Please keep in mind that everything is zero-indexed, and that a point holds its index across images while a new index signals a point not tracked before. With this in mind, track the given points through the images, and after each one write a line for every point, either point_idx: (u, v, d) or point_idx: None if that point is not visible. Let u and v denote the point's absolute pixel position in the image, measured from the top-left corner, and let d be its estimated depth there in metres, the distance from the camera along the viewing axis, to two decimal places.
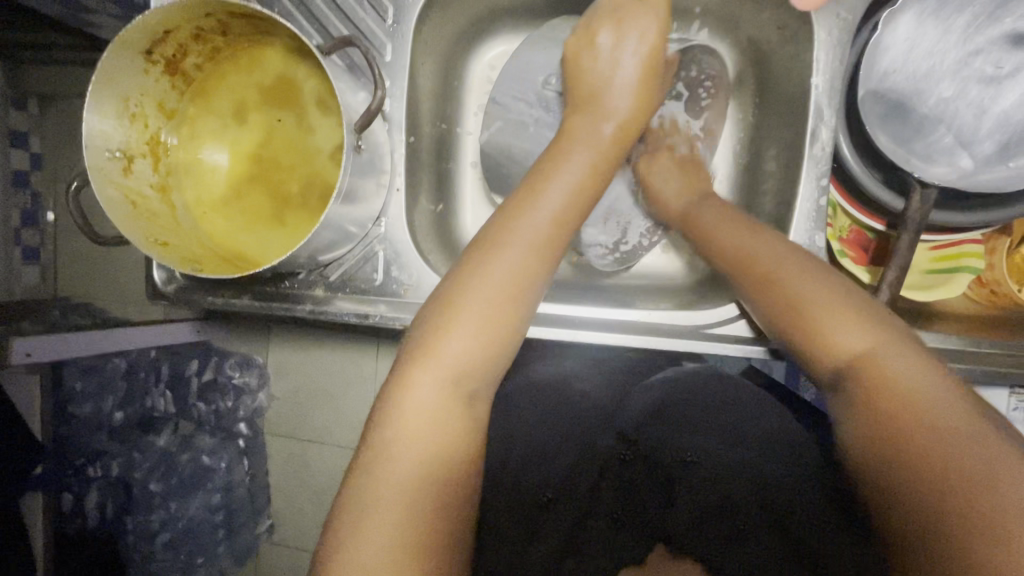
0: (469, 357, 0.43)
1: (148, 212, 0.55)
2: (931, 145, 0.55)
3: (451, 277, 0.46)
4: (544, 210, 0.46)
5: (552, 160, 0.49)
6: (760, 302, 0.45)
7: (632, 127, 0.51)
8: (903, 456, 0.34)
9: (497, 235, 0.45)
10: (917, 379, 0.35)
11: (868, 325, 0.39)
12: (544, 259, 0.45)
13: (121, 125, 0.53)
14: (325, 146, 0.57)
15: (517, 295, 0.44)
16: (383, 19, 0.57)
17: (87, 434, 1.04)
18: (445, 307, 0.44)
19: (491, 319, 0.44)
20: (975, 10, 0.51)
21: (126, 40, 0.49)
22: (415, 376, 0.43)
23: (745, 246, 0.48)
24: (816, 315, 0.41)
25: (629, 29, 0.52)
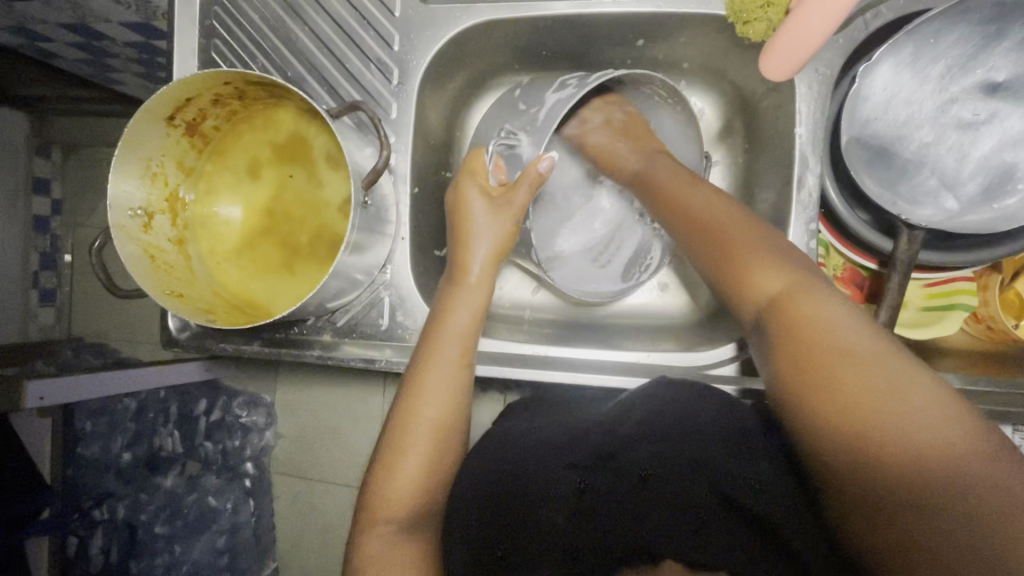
0: (414, 496, 0.51)
1: (166, 264, 0.57)
2: (916, 187, 0.57)
3: (388, 429, 0.54)
4: (450, 347, 0.54)
5: (449, 298, 0.56)
6: (700, 254, 0.50)
7: (505, 247, 0.58)
8: (880, 473, 0.33)
9: (417, 384, 0.53)
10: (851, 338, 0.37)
11: (787, 269, 0.43)
12: (458, 396, 0.54)
13: (142, 184, 0.56)
14: (334, 199, 0.60)
15: (444, 428, 0.53)
16: (389, 81, 0.61)
17: (96, 476, 1.04)
18: (390, 456, 0.52)
19: (432, 455, 0.52)
20: (948, 62, 0.53)
21: (150, 108, 0.52)
22: (375, 530, 0.49)
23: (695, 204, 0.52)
24: (740, 257, 0.45)
25: (470, 195, 0.57)
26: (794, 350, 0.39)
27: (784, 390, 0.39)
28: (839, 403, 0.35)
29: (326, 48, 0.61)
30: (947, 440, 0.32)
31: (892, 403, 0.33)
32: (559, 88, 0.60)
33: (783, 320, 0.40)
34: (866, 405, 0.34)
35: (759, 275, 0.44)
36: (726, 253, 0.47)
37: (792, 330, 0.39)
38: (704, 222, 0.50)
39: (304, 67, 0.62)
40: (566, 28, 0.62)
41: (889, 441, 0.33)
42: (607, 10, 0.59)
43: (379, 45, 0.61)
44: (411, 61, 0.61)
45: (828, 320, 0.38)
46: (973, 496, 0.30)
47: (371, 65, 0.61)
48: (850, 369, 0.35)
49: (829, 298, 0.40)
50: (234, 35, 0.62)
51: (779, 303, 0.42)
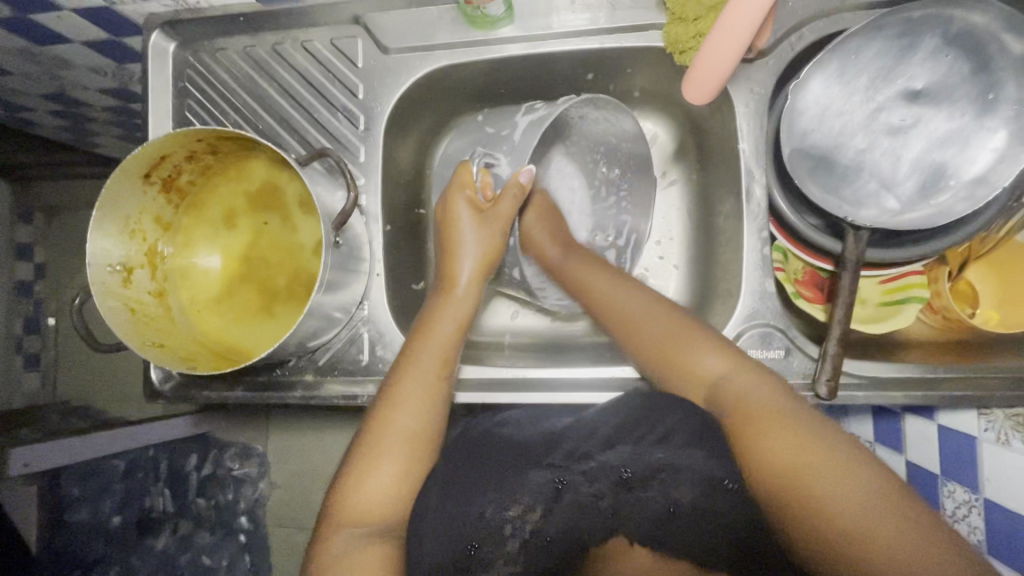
0: (390, 502, 0.50)
1: (146, 317, 0.59)
2: (857, 191, 0.60)
3: (360, 434, 0.54)
4: (431, 359, 0.56)
5: (433, 313, 0.59)
6: (623, 323, 0.59)
7: (492, 253, 0.63)
8: (811, 506, 0.40)
9: (397, 388, 0.55)
10: (762, 399, 0.47)
11: (726, 355, 0.52)
12: (437, 401, 0.55)
13: (121, 241, 0.58)
14: (310, 242, 0.63)
15: (425, 439, 0.53)
16: (355, 127, 0.64)
17: (82, 547, 0.98)
18: (361, 461, 0.51)
19: (411, 462, 0.51)
20: (870, 74, 0.58)
21: (126, 168, 0.55)
22: (337, 535, 0.49)
23: (624, 303, 0.60)
24: (679, 346, 0.54)
25: (457, 204, 0.63)
26: (737, 423, 0.46)
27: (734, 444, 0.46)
28: (786, 478, 0.42)
29: (294, 100, 0.65)
30: (875, 516, 0.38)
31: (829, 476, 0.40)
32: (528, 112, 0.65)
33: (728, 399, 0.48)
34: (812, 477, 0.41)
35: (702, 358, 0.52)
36: (668, 332, 0.55)
37: (734, 412, 0.47)
38: (630, 315, 0.59)
39: (274, 119, 0.65)
40: (518, 68, 0.66)
41: (804, 482, 0.41)
42: (555, 49, 0.63)
43: (344, 94, 0.64)
44: (376, 107, 0.64)
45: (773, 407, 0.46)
46: (855, 521, 0.38)
47: (338, 113, 0.64)
48: (775, 440, 0.43)
49: (756, 376, 0.49)
50: (206, 94, 0.66)
51: (718, 385, 0.50)
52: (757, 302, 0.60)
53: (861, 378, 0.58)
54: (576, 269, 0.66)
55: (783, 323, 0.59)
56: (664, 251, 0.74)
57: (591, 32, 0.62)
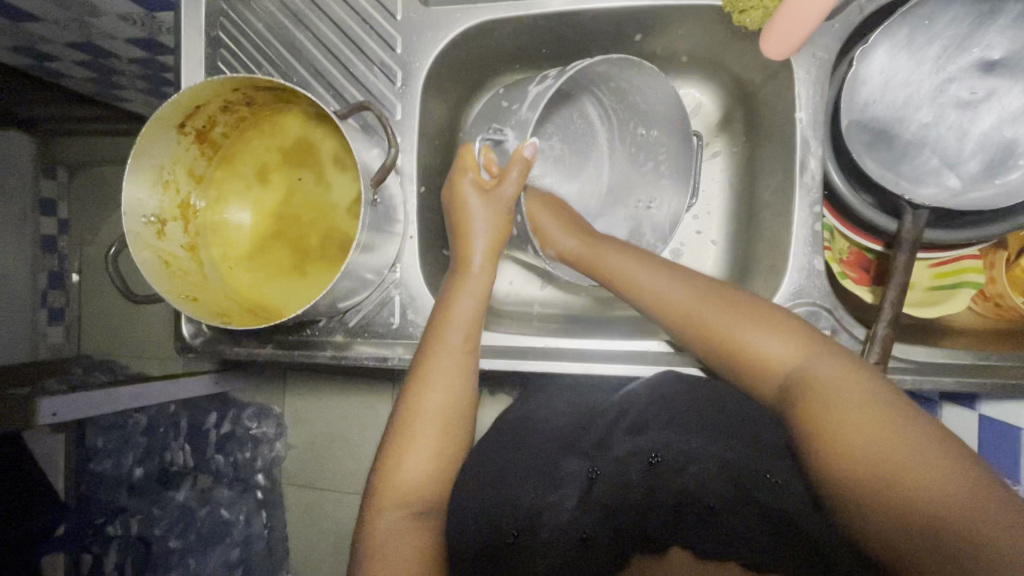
0: (428, 484, 0.50)
1: (179, 270, 0.58)
2: (916, 167, 0.57)
3: (392, 422, 0.53)
4: (456, 337, 0.54)
5: (452, 288, 0.57)
6: (668, 313, 0.53)
7: (506, 228, 0.59)
8: (898, 501, 0.36)
9: (423, 373, 0.53)
10: (836, 380, 0.42)
11: (787, 337, 0.46)
12: (464, 379, 0.53)
13: (155, 192, 0.57)
14: (343, 201, 0.61)
15: (453, 423, 0.52)
16: (392, 83, 0.62)
17: (110, 491, 1.05)
18: (393, 448, 0.51)
19: (442, 448, 0.52)
20: (943, 42, 0.54)
21: (162, 116, 0.53)
22: (382, 514, 0.49)
23: (663, 290, 0.53)
24: (732, 334, 0.48)
25: (462, 185, 0.58)
26: (809, 415, 0.41)
27: (812, 443, 0.41)
28: (881, 471, 0.37)
29: (330, 53, 0.62)
30: (968, 506, 0.34)
31: (912, 465, 0.36)
32: (540, 81, 0.60)
33: (806, 389, 0.43)
34: (902, 465, 0.36)
35: (762, 340, 0.47)
36: (716, 311, 0.50)
37: (804, 399, 0.42)
38: (680, 306, 0.52)
39: (309, 72, 0.63)
40: (563, 26, 0.63)
41: (891, 474, 0.36)
42: (604, 6, 0.60)
43: (381, 48, 0.62)
44: (414, 63, 0.62)
45: (859, 397, 0.41)
46: (953, 516, 0.33)
47: (374, 68, 0.62)
48: (860, 432, 0.38)
49: (835, 362, 0.44)
50: (239, 45, 0.64)
51: (791, 375, 0.44)
52: (803, 280, 0.58)
53: (908, 362, 0.56)
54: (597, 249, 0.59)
55: (830, 302, 0.57)
56: (702, 226, 0.72)
57: None
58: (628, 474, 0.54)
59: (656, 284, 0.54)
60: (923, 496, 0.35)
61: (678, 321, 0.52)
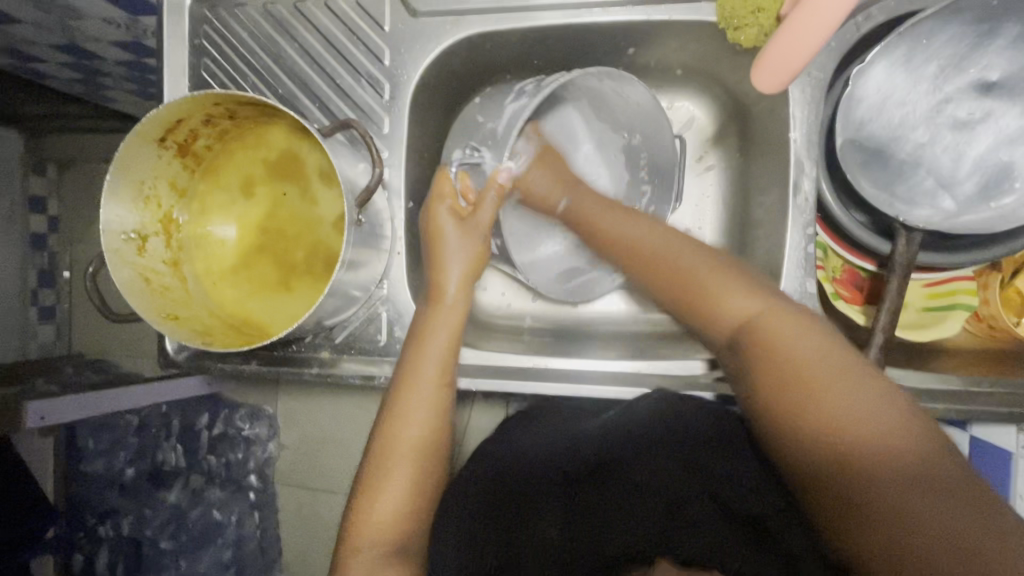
0: (403, 516, 0.50)
1: (161, 287, 0.57)
2: (913, 188, 0.57)
3: (370, 454, 0.53)
4: (428, 381, 0.54)
5: (424, 322, 0.56)
6: (653, 274, 0.55)
7: (484, 253, 0.59)
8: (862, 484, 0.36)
9: (399, 408, 0.53)
10: (804, 338, 0.42)
11: (755, 295, 0.47)
12: (440, 411, 0.54)
13: (135, 207, 0.56)
14: (329, 216, 0.60)
15: (427, 446, 0.53)
16: (380, 95, 0.61)
17: (101, 492, 1.05)
18: (371, 479, 0.51)
19: (420, 480, 0.52)
20: (941, 62, 0.53)
21: (140, 132, 0.52)
22: (358, 551, 0.48)
23: (635, 240, 0.57)
24: (710, 285, 0.49)
25: (438, 215, 0.57)
26: (773, 376, 0.42)
27: (770, 405, 0.42)
28: (848, 444, 0.37)
29: (316, 64, 0.61)
30: (936, 494, 0.34)
31: (878, 432, 0.36)
32: (516, 97, 0.60)
33: (758, 345, 0.44)
34: (874, 439, 0.36)
35: (731, 299, 0.47)
36: (693, 274, 0.51)
37: (764, 355, 0.43)
38: (653, 255, 0.55)
39: (294, 84, 0.61)
40: (555, 37, 0.61)
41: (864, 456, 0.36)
42: (594, 18, 0.58)
43: (369, 59, 0.60)
44: (402, 75, 0.61)
45: (808, 354, 0.41)
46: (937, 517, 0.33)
47: (361, 79, 0.61)
48: (824, 395, 0.39)
49: (797, 323, 0.44)
50: (224, 55, 0.62)
51: (750, 327, 0.45)
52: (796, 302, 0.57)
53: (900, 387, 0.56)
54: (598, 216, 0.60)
55: None
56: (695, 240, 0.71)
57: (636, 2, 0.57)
58: (597, 475, 0.55)
59: (627, 231, 0.58)
60: (891, 478, 0.35)
61: (663, 278, 0.54)
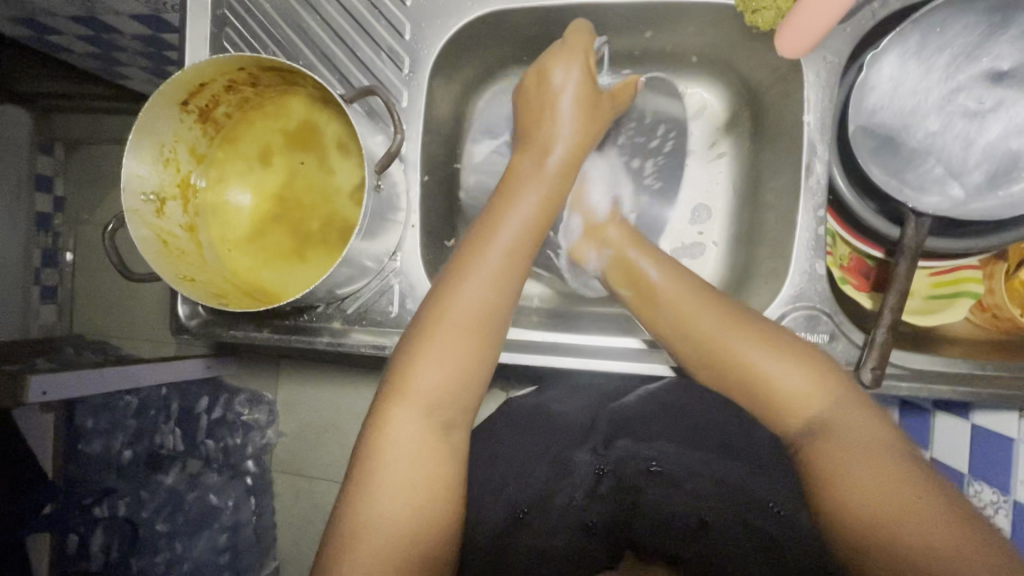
0: (444, 391, 0.46)
1: (178, 250, 0.58)
2: (922, 175, 0.57)
3: (419, 321, 0.48)
4: (495, 257, 0.48)
5: (506, 198, 0.51)
6: (672, 313, 0.54)
7: (603, 121, 0.57)
8: (883, 538, 0.39)
9: (459, 271, 0.48)
10: (859, 425, 0.45)
11: (797, 365, 0.49)
12: (510, 282, 0.49)
13: (156, 169, 0.57)
14: (345, 186, 0.61)
15: (485, 320, 0.47)
16: (400, 69, 0.61)
17: (98, 474, 1.04)
18: (413, 351, 0.46)
19: (468, 361, 0.47)
20: (953, 51, 0.54)
21: (165, 93, 0.53)
22: (395, 412, 0.45)
23: (672, 292, 0.54)
24: (741, 353, 0.50)
25: (568, 71, 0.54)
26: (826, 446, 0.45)
27: (814, 478, 0.45)
28: (870, 511, 0.40)
29: (337, 37, 0.62)
30: (954, 549, 0.37)
31: (898, 512, 0.40)
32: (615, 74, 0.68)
33: (818, 441, 0.45)
34: (890, 509, 0.40)
35: (765, 360, 0.49)
36: (720, 326, 0.52)
37: (824, 438, 0.45)
38: (678, 303, 0.54)
39: (315, 56, 0.62)
40: (574, 19, 0.62)
41: (884, 512, 0.40)
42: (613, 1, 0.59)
43: (390, 33, 0.61)
44: (422, 50, 0.61)
45: (862, 443, 0.44)
46: (925, 558, 0.38)
47: (382, 53, 0.61)
48: (862, 475, 0.42)
49: (824, 389, 0.47)
50: (246, 24, 0.63)
51: (824, 425, 0.46)
52: (805, 283, 0.58)
53: (905, 369, 0.56)
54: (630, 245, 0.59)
55: (830, 307, 0.57)
56: (705, 226, 0.72)
57: None
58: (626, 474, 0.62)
59: (661, 270, 0.56)
60: (913, 535, 0.39)
61: (688, 352, 0.53)
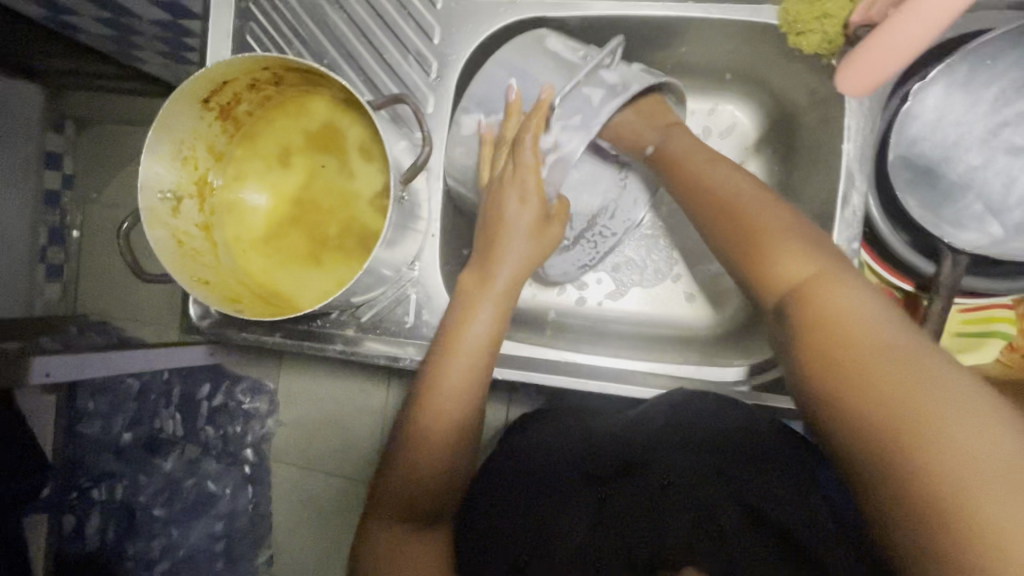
0: (457, 408, 0.51)
1: (193, 250, 0.56)
2: (960, 211, 0.56)
3: (435, 346, 0.53)
4: (498, 284, 0.53)
5: (496, 226, 0.53)
6: (703, 218, 0.49)
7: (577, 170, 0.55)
8: (905, 448, 0.30)
9: (468, 300, 0.53)
10: (863, 314, 0.36)
11: (810, 259, 0.42)
12: (510, 298, 0.54)
13: (173, 167, 0.55)
14: (366, 192, 0.59)
15: (494, 342, 0.53)
16: (427, 74, 0.60)
17: (97, 454, 1.03)
18: (429, 374, 0.52)
19: (473, 375, 0.52)
20: (1002, 84, 0.52)
21: (187, 90, 0.51)
22: (416, 433, 0.51)
23: (711, 185, 0.49)
24: (765, 235, 0.44)
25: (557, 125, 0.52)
26: (823, 349, 0.36)
27: (807, 383, 0.37)
28: (883, 409, 0.32)
29: (364, 37, 0.60)
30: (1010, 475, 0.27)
31: (947, 418, 0.30)
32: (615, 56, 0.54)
33: (803, 310, 0.39)
34: (921, 400, 0.31)
35: (781, 259, 0.42)
36: (756, 208, 0.46)
37: (812, 329, 0.38)
38: (718, 199, 0.48)
39: (340, 55, 0.60)
40: (609, 26, 0.60)
41: (900, 420, 0.31)
42: (650, 13, 0.57)
43: (418, 36, 0.60)
44: (451, 55, 0.60)
45: (884, 342, 0.34)
46: (954, 454, 0.28)
47: (409, 57, 0.60)
48: (873, 370, 0.33)
49: (853, 289, 0.38)
50: (270, 20, 0.61)
51: (802, 290, 0.40)
52: None
53: None
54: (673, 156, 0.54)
55: None
56: None
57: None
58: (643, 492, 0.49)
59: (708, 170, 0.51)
60: (957, 427, 0.29)
61: (717, 232, 0.48)
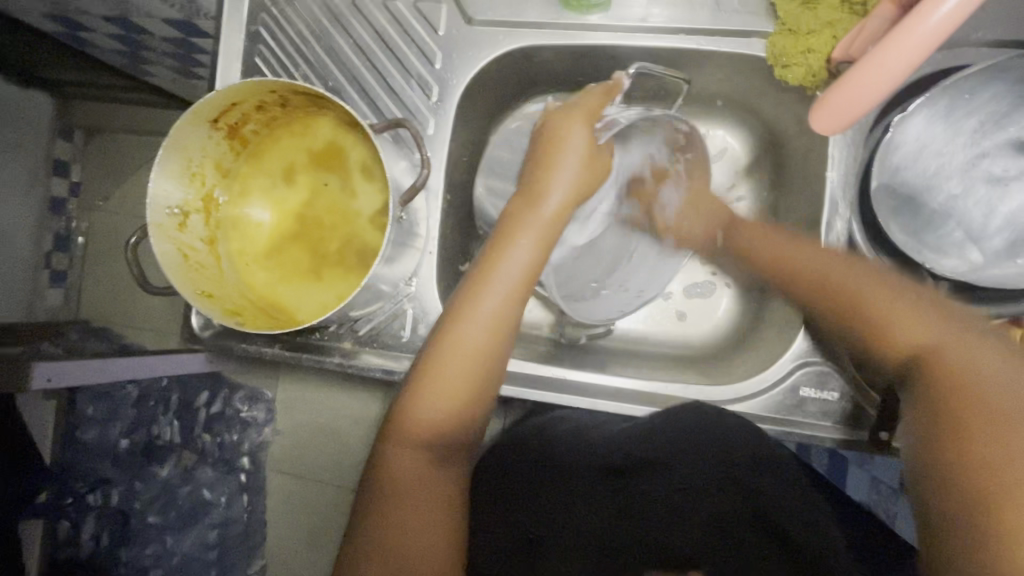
0: (444, 419, 0.51)
1: (197, 264, 0.58)
2: (941, 238, 0.58)
3: (424, 352, 0.53)
4: (492, 299, 0.52)
5: (508, 232, 0.54)
6: (800, 284, 0.55)
7: (601, 159, 0.56)
8: (1001, 516, 0.32)
9: (468, 299, 0.52)
10: (1000, 367, 0.38)
11: (924, 313, 0.46)
12: (512, 306, 0.53)
13: (181, 183, 0.57)
14: (367, 210, 0.61)
15: (489, 352, 0.52)
16: (428, 97, 0.62)
17: (94, 461, 1.03)
18: (418, 383, 0.51)
19: (468, 389, 0.52)
20: (982, 117, 0.54)
21: (197, 111, 0.53)
22: (399, 452, 0.51)
23: (813, 264, 0.55)
24: (882, 310, 0.48)
25: (577, 125, 0.55)
26: (933, 361, 0.41)
27: (935, 400, 0.38)
28: (987, 390, 0.36)
29: (368, 61, 0.62)
30: None
31: (1021, 424, 0.34)
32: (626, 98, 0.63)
33: (930, 368, 0.41)
34: (1007, 402, 0.35)
35: (905, 328, 0.45)
36: (869, 285, 0.50)
37: (931, 368, 0.41)
38: (801, 271, 0.55)
39: (344, 78, 0.63)
40: (604, 54, 0.62)
41: (1003, 414, 0.35)
42: (643, 43, 0.60)
43: (421, 61, 0.62)
44: (451, 80, 0.62)
45: (999, 374, 0.37)
46: None
47: (411, 81, 0.62)
48: (989, 399, 0.36)
49: (987, 348, 0.40)
50: (278, 43, 0.63)
51: (923, 356, 0.43)
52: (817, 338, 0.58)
53: None
54: (748, 229, 0.63)
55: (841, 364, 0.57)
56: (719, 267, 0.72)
57: (688, 31, 0.59)
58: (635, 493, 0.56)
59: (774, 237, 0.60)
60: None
61: (831, 313, 0.52)
